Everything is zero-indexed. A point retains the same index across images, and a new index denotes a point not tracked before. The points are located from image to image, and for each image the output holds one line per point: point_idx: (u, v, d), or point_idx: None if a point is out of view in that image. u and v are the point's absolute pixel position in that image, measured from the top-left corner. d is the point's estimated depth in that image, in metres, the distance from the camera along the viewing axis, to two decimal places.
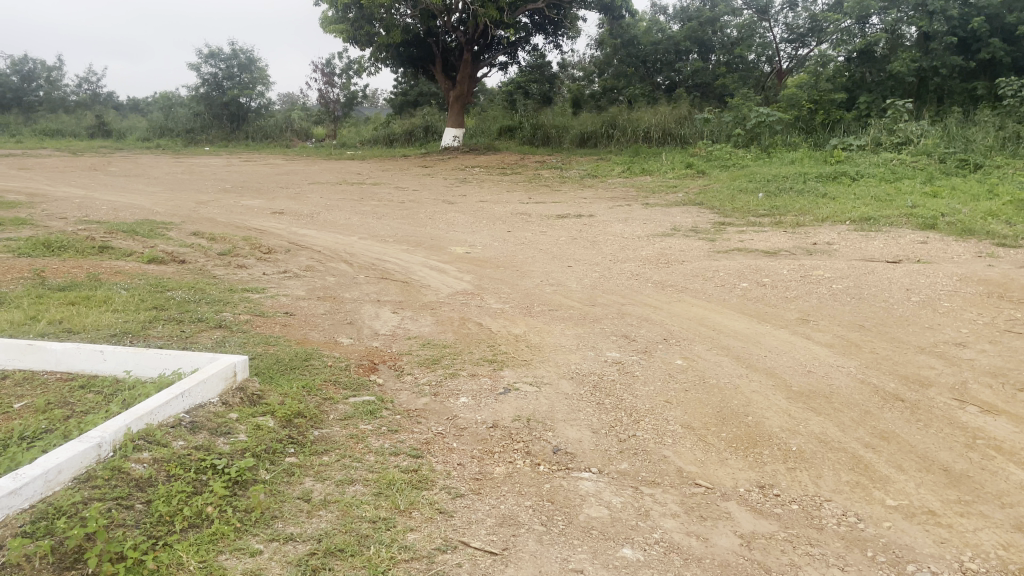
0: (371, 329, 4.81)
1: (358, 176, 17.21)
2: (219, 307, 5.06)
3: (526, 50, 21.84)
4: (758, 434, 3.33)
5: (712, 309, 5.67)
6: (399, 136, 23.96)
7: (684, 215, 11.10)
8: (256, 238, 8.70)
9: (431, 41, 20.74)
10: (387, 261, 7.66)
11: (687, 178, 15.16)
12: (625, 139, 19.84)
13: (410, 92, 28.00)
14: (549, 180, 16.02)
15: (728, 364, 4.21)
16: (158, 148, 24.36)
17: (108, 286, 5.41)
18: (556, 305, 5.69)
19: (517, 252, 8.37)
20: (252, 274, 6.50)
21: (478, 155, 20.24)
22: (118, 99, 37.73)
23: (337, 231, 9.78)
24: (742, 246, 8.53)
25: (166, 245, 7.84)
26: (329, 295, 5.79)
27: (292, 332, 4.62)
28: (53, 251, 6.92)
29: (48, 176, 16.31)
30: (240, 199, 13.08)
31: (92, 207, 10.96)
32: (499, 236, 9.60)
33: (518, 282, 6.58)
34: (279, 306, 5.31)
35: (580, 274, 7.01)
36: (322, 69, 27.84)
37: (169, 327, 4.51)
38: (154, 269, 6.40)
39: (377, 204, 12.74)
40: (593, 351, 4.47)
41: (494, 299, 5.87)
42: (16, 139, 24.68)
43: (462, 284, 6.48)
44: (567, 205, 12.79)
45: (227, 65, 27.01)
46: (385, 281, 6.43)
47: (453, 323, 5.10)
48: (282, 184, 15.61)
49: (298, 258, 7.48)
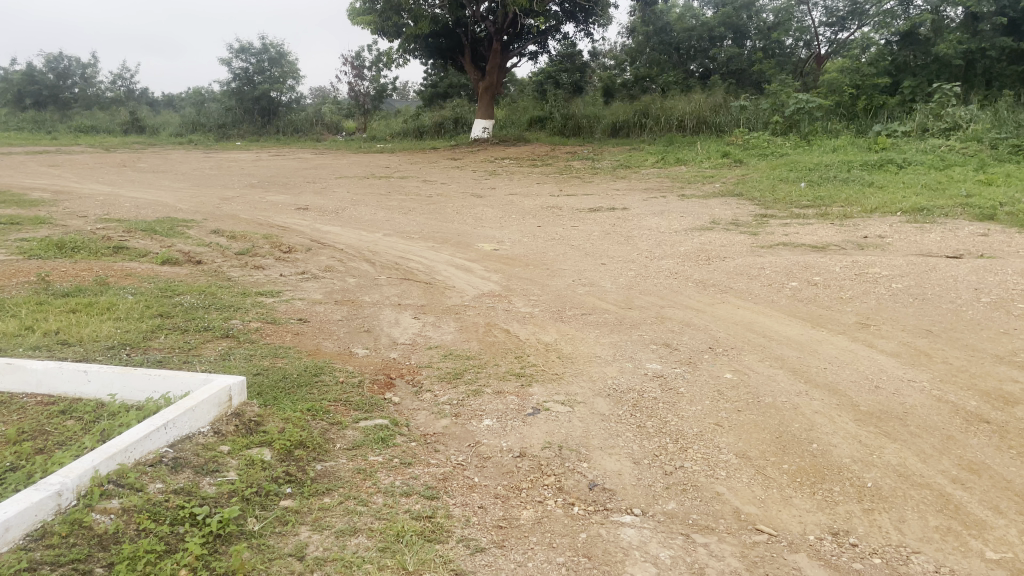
0: (390, 338, 4.44)
1: (386, 170, 16.90)
2: (228, 315, 4.72)
3: (556, 39, 21.33)
4: (825, 467, 2.89)
5: (760, 313, 5.21)
6: (428, 128, 23.63)
7: (722, 208, 10.60)
8: (277, 236, 8.40)
9: (461, 31, 20.41)
10: (411, 259, 7.29)
11: (723, 167, 14.60)
12: (658, 128, 19.29)
13: (439, 84, 27.63)
14: (580, 172, 15.57)
15: (783, 378, 3.77)
16: (189, 143, 24.33)
17: (114, 292, 5.11)
18: (589, 309, 5.27)
19: (547, 248, 7.95)
20: (268, 275, 6.17)
21: (508, 146, 19.83)
22: (151, 95, 37.87)
23: (361, 227, 9.45)
24: (787, 240, 8.03)
25: (184, 245, 7.57)
26: (347, 299, 5.44)
27: (304, 342, 4.27)
28: (65, 252, 6.67)
29: (76, 173, 16.23)
30: (264, 194, 12.83)
31: (115, 205, 10.77)
32: (528, 231, 9.20)
33: (549, 282, 6.17)
34: (292, 312, 4.96)
35: (616, 273, 6.58)
36: (351, 62, 27.59)
37: (171, 338, 4.18)
38: (167, 270, 6.10)
39: (404, 199, 12.40)
40: (633, 363, 4.05)
41: (523, 301, 5.47)
42: (50, 136, 24.81)
43: (489, 285, 6.09)
44: (600, 197, 12.34)
45: (258, 60, 26.86)
46: (407, 283, 6.07)
47: (478, 330, 4.71)
48: (309, 179, 15.36)
49: (319, 257, 7.15)
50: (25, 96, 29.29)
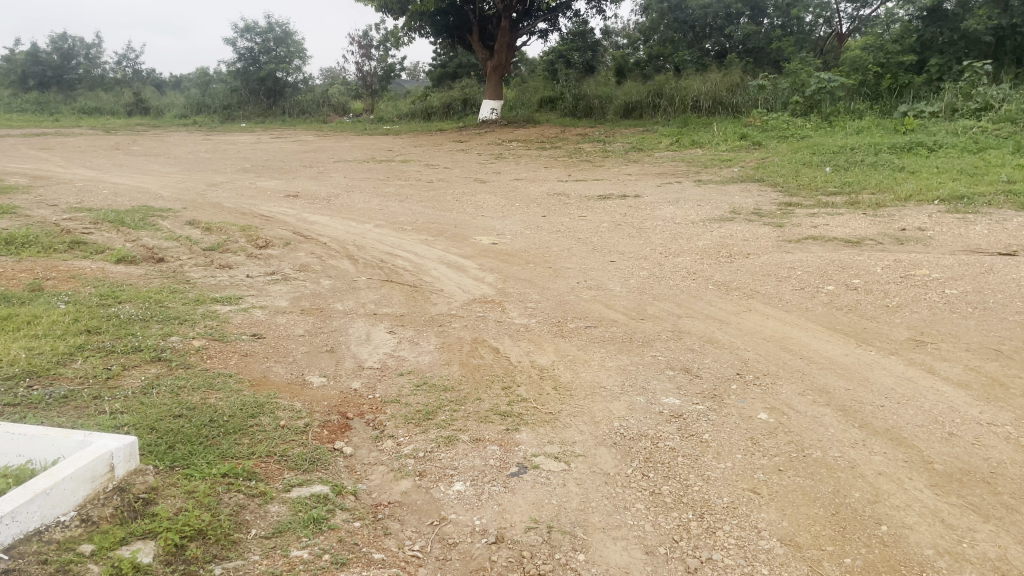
0: (355, 361, 3.72)
1: (388, 153, 16.18)
2: (169, 330, 4.00)
3: (567, 16, 20.43)
4: (902, 562, 2.17)
5: (792, 327, 4.48)
6: (436, 110, 22.84)
7: (743, 195, 9.81)
8: (257, 228, 7.70)
9: (469, 9, 19.74)
10: (399, 255, 6.57)
11: (742, 150, 13.79)
12: (672, 109, 18.43)
13: (448, 64, 26.77)
14: (590, 155, 14.80)
15: (832, 422, 3.03)
16: (192, 125, 23.63)
17: (44, 299, 4.40)
18: (595, 320, 4.53)
19: (550, 243, 7.21)
20: (231, 276, 5.46)
21: (516, 128, 19.02)
22: (157, 76, 37.16)
23: (351, 217, 8.74)
24: (817, 233, 7.26)
25: (152, 239, 6.87)
26: (315, 307, 4.72)
27: (250, 368, 3.55)
28: (12, 248, 5.97)
29: (65, 157, 15.52)
30: (256, 180, 12.13)
31: (93, 192, 10.10)
32: (532, 221, 8.48)
33: (549, 285, 5.43)
34: (247, 326, 4.25)
35: (626, 274, 5.83)
36: (357, 41, 26.75)
37: (90, 362, 3.46)
38: (120, 271, 5.40)
39: (402, 185, 11.69)
40: (644, 398, 3.32)
41: (517, 311, 4.74)
42: (52, 118, 24.16)
43: (481, 288, 5.37)
44: (610, 183, 11.56)
45: (264, 39, 26.08)
46: (387, 286, 5.35)
47: (462, 350, 3.97)
48: (307, 163, 14.63)
49: (296, 254, 6.44)
50: (29, 78, 28.64)
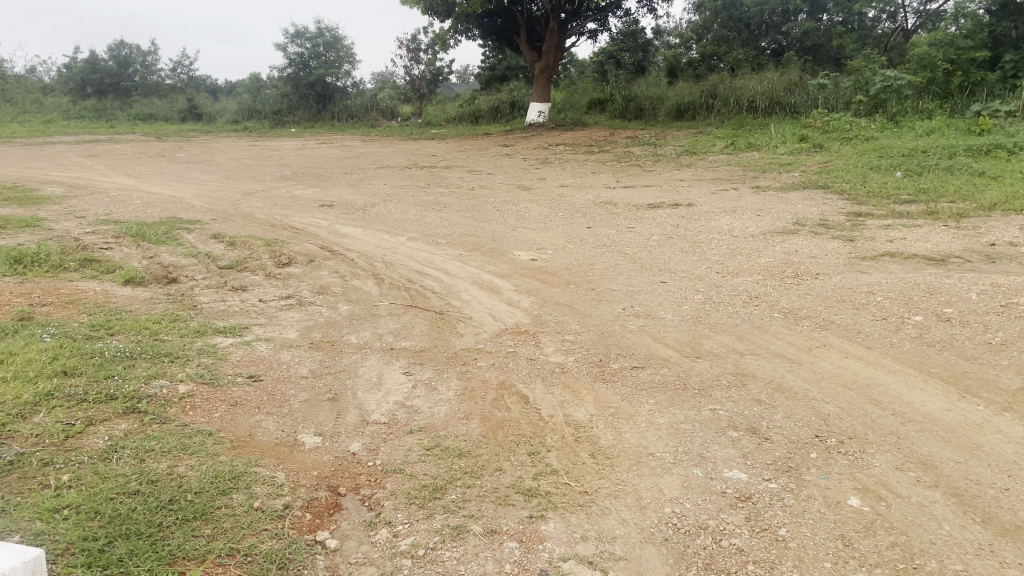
0: (359, 414, 3.18)
1: (432, 159, 15.74)
2: (154, 372, 3.52)
3: (617, 16, 19.77)
4: None
5: (878, 370, 3.81)
6: (483, 113, 22.36)
7: (806, 204, 9.04)
8: (284, 242, 7.27)
9: (516, 10, 19.17)
10: (430, 274, 6.06)
11: (801, 153, 12.97)
12: (727, 110, 17.58)
13: (496, 67, 26.27)
14: (640, 159, 14.13)
15: (945, 516, 2.40)
16: (242, 130, 23.61)
17: (25, 331, 3.94)
18: (643, 359, 3.92)
19: (595, 259, 6.61)
20: (242, 301, 4.99)
21: (564, 132, 18.41)
22: (213, 81, 37.43)
23: (384, 229, 8.27)
24: (895, 248, 6.51)
25: (171, 255, 6.48)
26: (327, 340, 4.20)
27: (235, 423, 3.04)
28: (19, 266, 5.60)
29: (110, 165, 15.40)
30: (294, 188, 11.78)
31: (126, 202, 9.84)
32: (576, 234, 7.90)
33: (591, 312, 4.84)
34: (246, 365, 3.75)
35: (679, 298, 5.19)
36: (406, 45, 26.43)
37: (51, 416, 2.97)
38: (124, 295, 4.97)
39: (442, 193, 11.19)
40: (701, 471, 2.72)
41: (553, 345, 4.15)
42: (107, 124, 24.35)
43: (515, 315, 4.80)
44: (661, 190, 10.88)
45: (313, 45, 25.91)
46: (411, 312, 4.81)
47: (485, 397, 3.40)
48: (349, 170, 14.25)
49: (318, 273, 5.96)
50: (87, 85, 29.03)
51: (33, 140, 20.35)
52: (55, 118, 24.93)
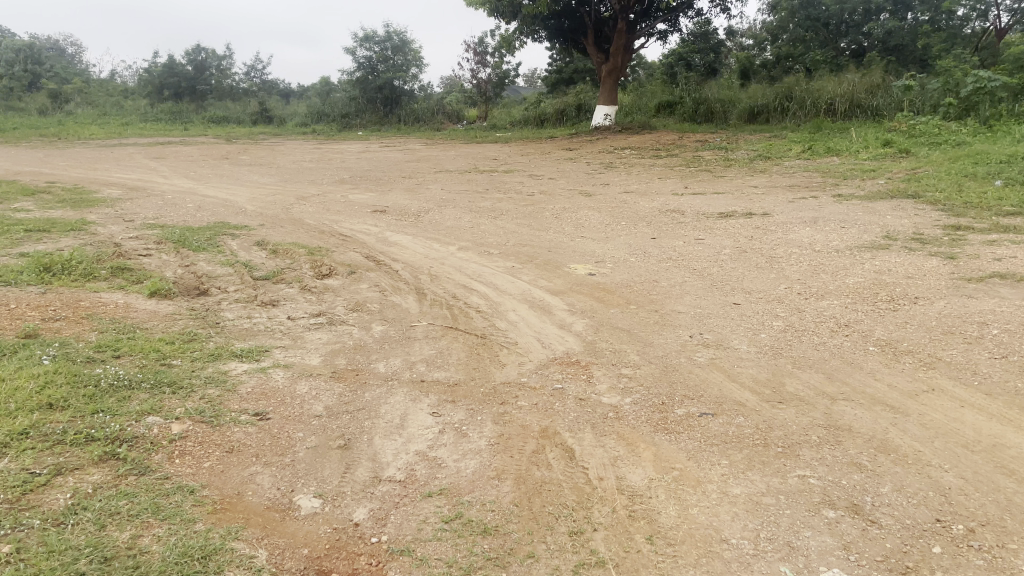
0: (371, 468, 2.69)
1: (493, 162, 15.29)
2: (150, 406, 3.09)
3: (689, 16, 18.98)
4: None
5: (1004, 425, 3.12)
6: (549, 116, 21.81)
7: (895, 215, 8.22)
8: (328, 250, 6.89)
9: (584, 11, 18.57)
10: (477, 289, 5.55)
11: (887, 159, 12.01)
12: (803, 113, 16.64)
13: (564, 70, 25.68)
14: (711, 164, 13.38)
15: None
16: (309, 133, 23.63)
17: (22, 352, 3.56)
18: (714, 402, 3.31)
19: (660, 274, 6.00)
20: (269, 319, 4.57)
21: (631, 135, 17.72)
22: (285, 84, 37.80)
23: (435, 237, 7.81)
24: (1004, 269, 5.70)
25: (207, 264, 6.15)
26: (351, 369, 3.72)
27: (226, 477, 2.58)
28: (47, 275, 5.32)
29: (174, 167, 15.39)
30: (351, 192, 11.46)
31: (179, 205, 9.65)
32: (640, 245, 7.30)
33: (653, 340, 4.24)
34: (255, 398, 3.30)
35: (755, 324, 4.55)
36: (473, 48, 26.05)
37: (16, 462, 2.55)
38: (145, 310, 4.61)
39: (500, 199, 10.71)
40: (791, 569, 2.14)
41: (608, 380, 3.59)
42: (180, 127, 24.60)
43: (566, 341, 4.25)
44: (733, 197, 10.17)
45: (382, 48, 25.73)
46: (450, 336, 4.30)
47: (524, 449, 2.86)
48: (408, 174, 13.88)
49: (358, 286, 5.53)
50: (165, 88, 29.14)
51: (107, 142, 20.72)
52: (131, 121, 25.34)
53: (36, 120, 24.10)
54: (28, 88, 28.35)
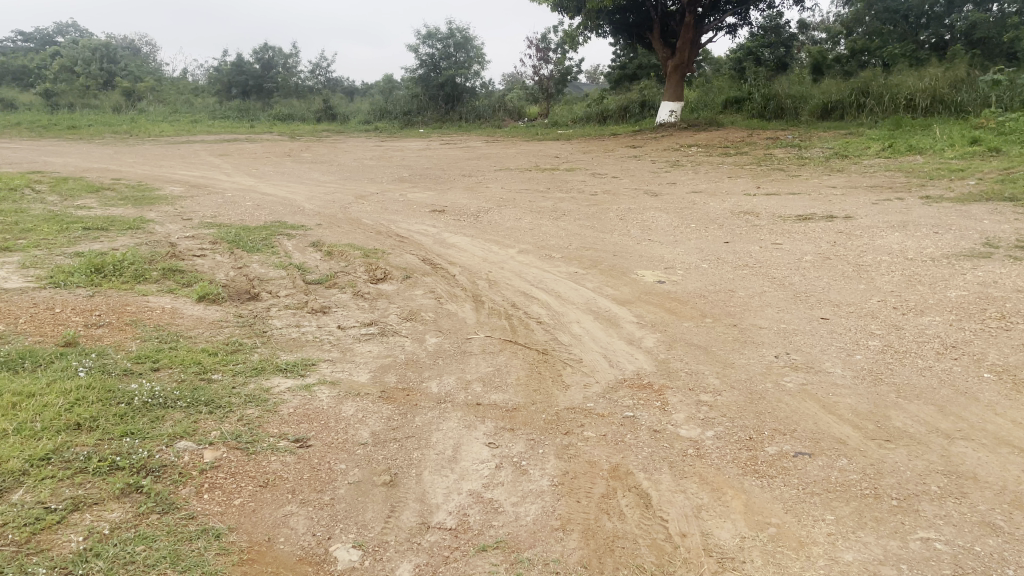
0: (419, 513, 2.36)
1: (555, 161, 14.90)
2: (183, 429, 2.83)
3: (759, 9, 18.21)
4: None
5: None
6: (612, 113, 21.30)
7: (991, 219, 7.56)
8: (384, 253, 6.64)
9: (650, 5, 18.00)
10: (538, 297, 5.20)
11: (976, 157, 11.21)
12: (880, 110, 15.76)
13: (627, 65, 25.10)
14: (783, 163, 12.74)
15: None
16: (371, 131, 23.62)
17: (58, 363, 3.35)
18: (810, 440, 2.89)
19: (735, 284, 5.55)
20: (318, 328, 4.31)
21: (697, 132, 17.12)
22: (349, 82, 38.07)
23: (493, 239, 7.49)
24: None
25: (261, 266, 5.95)
26: (402, 388, 3.41)
27: (257, 519, 2.29)
28: (97, 277, 5.17)
29: (238, 165, 15.45)
30: (409, 191, 11.23)
31: (238, 204, 9.56)
32: (712, 249, 6.85)
33: (734, 360, 3.83)
34: (297, 420, 3.02)
35: (848, 344, 4.08)
36: (536, 44, 25.65)
37: (32, 494, 2.30)
38: (192, 316, 4.40)
39: (562, 198, 10.34)
40: None
41: (686, 408, 3.20)
42: (247, 125, 24.89)
43: (636, 359, 3.86)
44: (810, 199, 9.58)
45: (444, 45, 25.41)
46: (509, 351, 3.96)
47: (593, 493, 2.50)
48: (468, 172, 13.61)
49: (413, 292, 5.24)
50: (233, 87, 29.59)
51: (175, 140, 21.03)
52: (200, 119, 25.76)
53: (110, 118, 24.67)
54: (103, 86, 29.06)
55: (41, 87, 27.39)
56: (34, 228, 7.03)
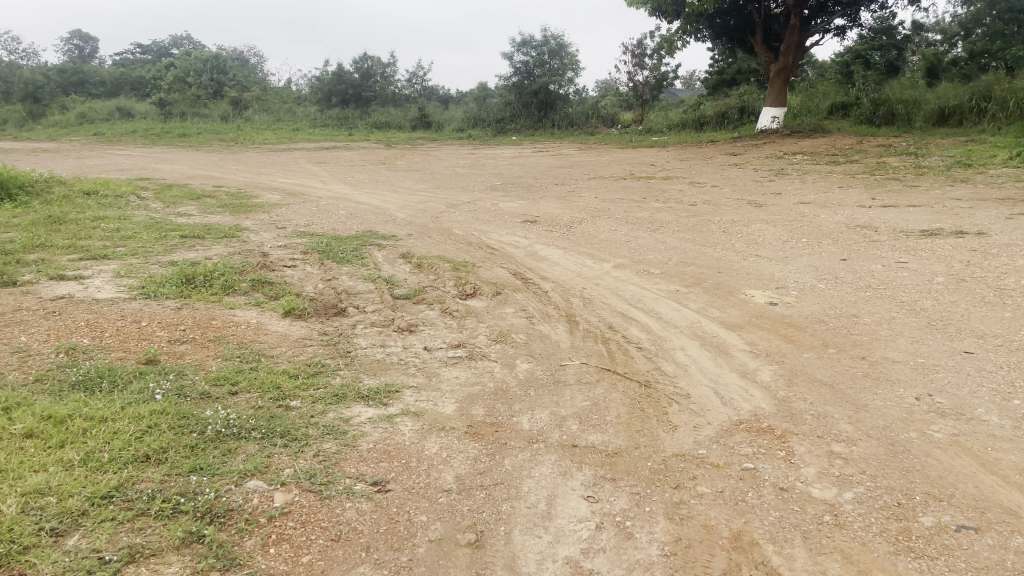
0: None
1: (651, 168, 14.41)
2: (256, 465, 2.60)
3: (870, 11, 17.10)
4: None
5: None
6: (710, 119, 20.56)
7: None
8: (473, 266, 6.38)
9: (752, 8, 17.20)
10: (638, 319, 4.80)
11: None
12: (1005, 115, 14.52)
13: (726, 70, 24.23)
14: (899, 172, 11.86)
15: None
16: (465, 138, 23.65)
17: (136, 384, 3.21)
18: (975, 512, 2.42)
19: (858, 308, 5.00)
20: (403, 349, 4.06)
21: (803, 139, 16.25)
22: (444, 91, 38.44)
23: (588, 252, 7.13)
24: None
25: (349, 279, 5.79)
26: (491, 423, 3.11)
27: None
28: (187, 288, 5.10)
29: (333, 172, 15.63)
30: (501, 200, 11.00)
31: (331, 213, 9.53)
32: (826, 268, 6.28)
33: (867, 402, 3.34)
34: (376, 458, 2.75)
35: (1004, 386, 3.52)
36: (631, 49, 25.10)
37: (88, 541, 2.11)
38: (276, 333, 4.23)
39: (660, 208, 9.88)
40: None
41: (817, 461, 2.76)
42: (346, 133, 25.37)
43: (752, 397, 3.43)
44: (932, 212, 8.80)
45: (538, 52, 25.15)
46: (608, 383, 3.60)
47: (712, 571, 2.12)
48: (561, 180, 13.30)
49: (504, 310, 4.94)
50: (333, 95, 30.30)
51: (276, 147, 21.60)
52: (301, 127, 26.44)
53: (218, 126, 25.61)
54: (212, 96, 30.19)
55: (155, 97, 28.73)
56: (134, 236, 7.12)
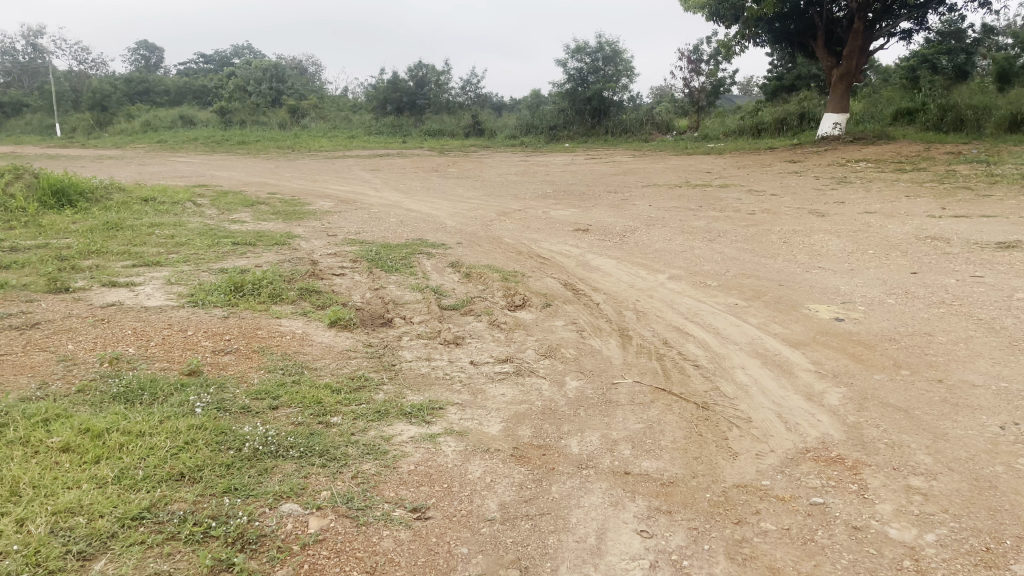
0: None
1: (706, 176, 14.08)
2: (291, 486, 2.49)
3: (939, 13, 16.46)
4: None
5: None
6: (769, 126, 20.06)
7: None
8: (523, 275, 6.24)
9: (814, 11, 16.72)
10: (694, 334, 4.59)
11: None
12: None
13: (786, 76, 23.64)
14: (969, 180, 11.32)
15: None
16: (517, 146, 23.58)
17: (177, 397, 3.14)
18: None
19: (931, 326, 4.69)
20: (449, 363, 3.93)
21: (866, 145, 15.70)
22: (497, 98, 38.47)
23: (641, 262, 6.93)
24: None
25: (397, 288, 5.71)
26: (539, 445, 2.95)
27: None
28: (235, 296, 5.08)
29: (386, 179, 15.69)
30: (553, 208, 10.84)
31: (382, 220, 9.50)
32: (894, 282, 5.95)
33: (947, 430, 3.08)
34: (416, 481, 2.61)
35: None
36: (687, 55, 24.69)
37: (114, 566, 2.03)
38: (321, 344, 4.15)
39: (716, 217, 9.60)
40: None
41: (893, 497, 2.53)
42: (399, 140, 25.55)
43: (819, 422, 3.20)
44: (1007, 223, 8.33)
45: (593, 59, 24.94)
46: (663, 404, 3.40)
47: None
48: (614, 188, 13.09)
49: (554, 323, 4.78)
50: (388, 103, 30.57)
51: (331, 155, 21.86)
52: (356, 135, 26.73)
53: (276, 134, 26.07)
54: (271, 104, 30.77)
55: (217, 106, 29.41)
56: (188, 242, 7.17)
